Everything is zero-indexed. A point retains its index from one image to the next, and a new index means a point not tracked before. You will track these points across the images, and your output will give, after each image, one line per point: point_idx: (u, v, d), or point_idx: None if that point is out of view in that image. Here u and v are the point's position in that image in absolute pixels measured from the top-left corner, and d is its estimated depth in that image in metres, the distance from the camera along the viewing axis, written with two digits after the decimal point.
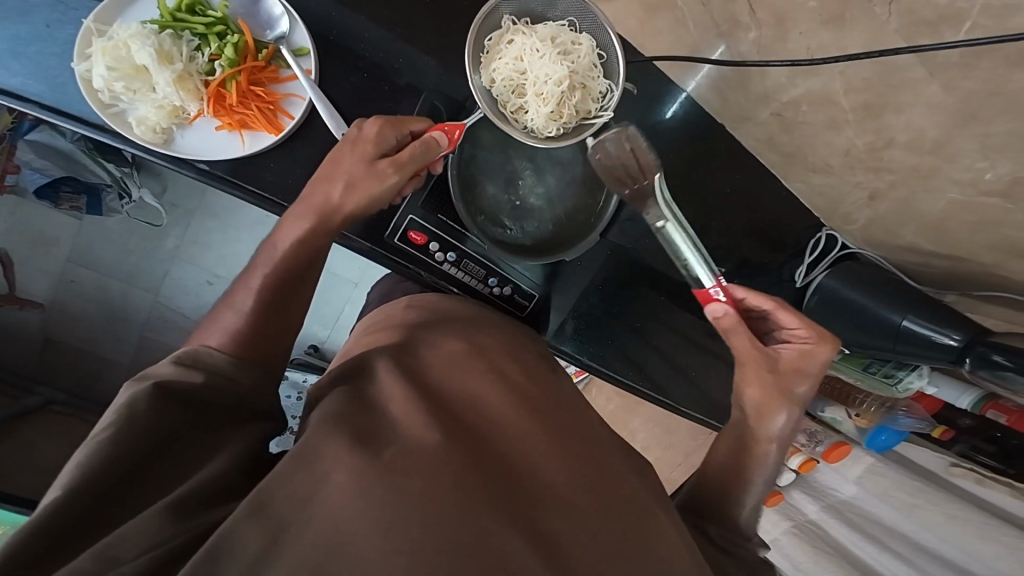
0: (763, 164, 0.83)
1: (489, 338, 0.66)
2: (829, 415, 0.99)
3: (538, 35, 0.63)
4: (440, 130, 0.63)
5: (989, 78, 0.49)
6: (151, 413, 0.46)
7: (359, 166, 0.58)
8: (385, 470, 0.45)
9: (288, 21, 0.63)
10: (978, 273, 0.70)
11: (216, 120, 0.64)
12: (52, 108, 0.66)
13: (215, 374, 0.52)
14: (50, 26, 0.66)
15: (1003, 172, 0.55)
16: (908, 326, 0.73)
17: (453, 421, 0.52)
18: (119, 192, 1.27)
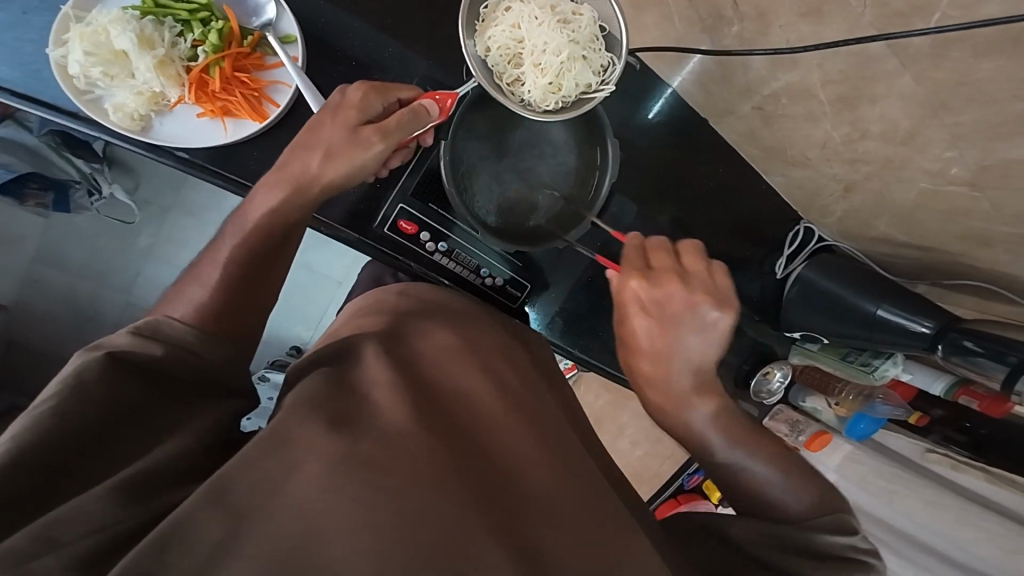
0: (746, 158, 0.86)
1: (482, 332, 0.66)
2: (810, 406, 1.02)
3: (536, 4, 0.63)
4: (431, 98, 0.63)
5: (957, 68, 0.51)
6: (102, 385, 0.44)
7: (341, 129, 0.58)
8: (359, 454, 0.44)
9: (274, 8, 0.62)
10: (946, 262, 0.73)
11: (198, 107, 0.62)
12: (23, 95, 0.64)
13: (177, 346, 0.50)
14: (27, 12, 0.65)
15: (969, 162, 0.57)
16: (882, 314, 0.76)
17: (437, 418, 0.51)
18: (88, 189, 1.23)
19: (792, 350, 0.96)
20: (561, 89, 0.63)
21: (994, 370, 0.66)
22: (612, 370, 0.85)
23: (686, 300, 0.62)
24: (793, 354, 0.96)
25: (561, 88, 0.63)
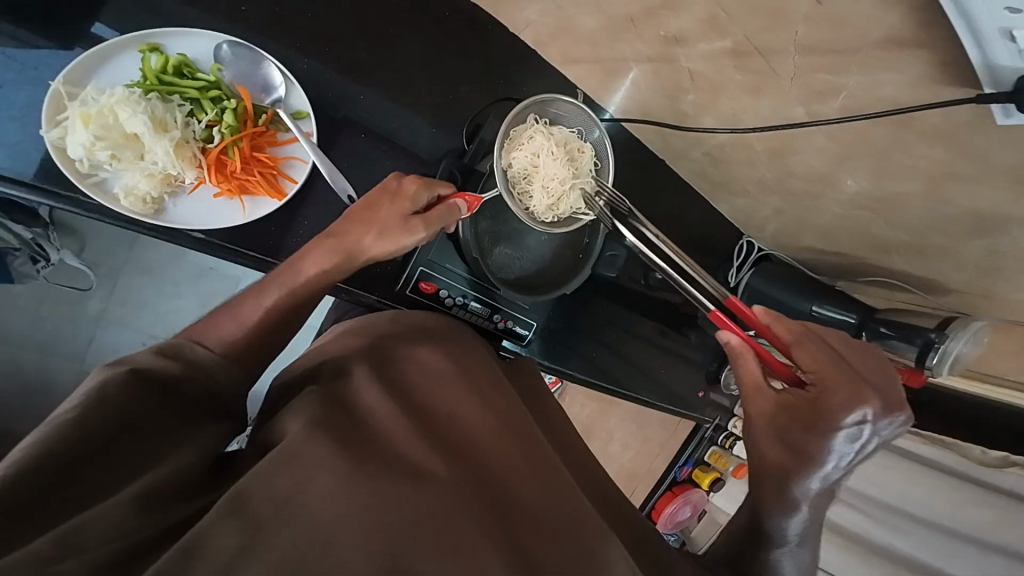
0: (697, 188, 1.03)
1: (476, 359, 0.67)
2: None
3: (555, 139, 0.73)
4: (465, 199, 0.68)
5: (856, 136, 0.62)
6: (120, 396, 0.44)
7: (396, 216, 0.61)
8: (365, 474, 0.45)
9: (285, 86, 0.66)
10: (856, 265, 0.91)
11: (215, 187, 0.65)
12: (9, 178, 0.61)
13: (195, 368, 0.52)
14: (4, 85, 0.61)
15: (867, 192, 0.73)
16: (818, 311, 0.93)
17: (437, 436, 0.53)
18: (30, 255, 1.13)
19: None
20: (559, 209, 0.74)
21: (908, 352, 0.83)
22: (601, 382, 1.03)
23: (843, 382, 0.55)
24: None
25: (559, 208, 0.74)
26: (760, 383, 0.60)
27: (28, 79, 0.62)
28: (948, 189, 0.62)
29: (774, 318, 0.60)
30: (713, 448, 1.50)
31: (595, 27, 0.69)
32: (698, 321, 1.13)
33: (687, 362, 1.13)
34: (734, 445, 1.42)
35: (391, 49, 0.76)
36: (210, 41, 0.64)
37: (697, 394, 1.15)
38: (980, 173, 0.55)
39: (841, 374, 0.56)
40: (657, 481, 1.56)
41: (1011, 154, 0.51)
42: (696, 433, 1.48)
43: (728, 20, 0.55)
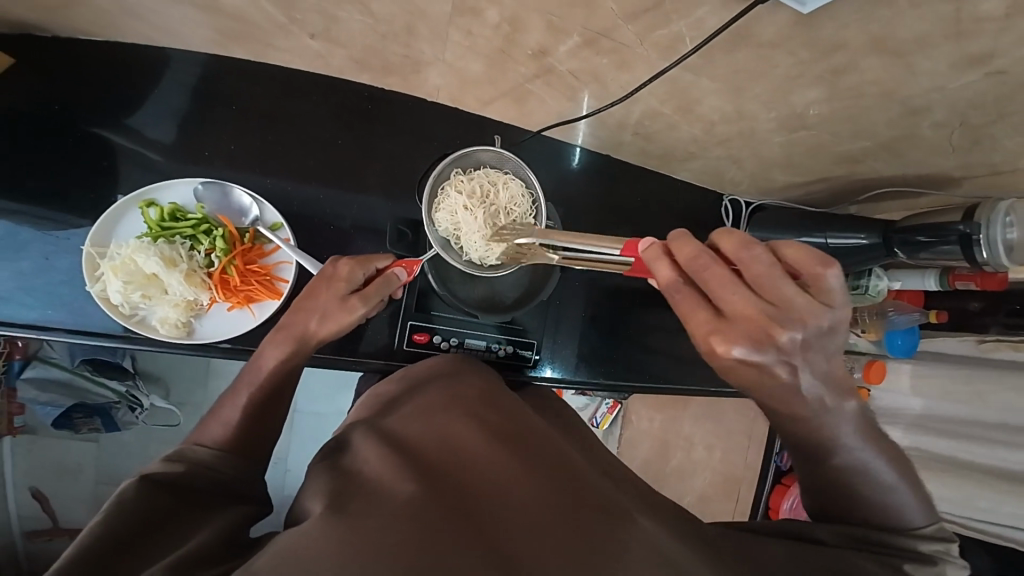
0: (652, 169, 1.07)
1: (463, 390, 0.78)
2: (845, 341, 1.20)
3: (471, 194, 0.85)
4: (400, 267, 0.83)
5: (730, 65, 0.62)
6: (140, 498, 0.53)
7: (333, 300, 0.76)
8: (345, 514, 0.54)
9: (258, 207, 0.82)
10: (850, 183, 0.93)
11: (226, 302, 0.79)
12: (77, 330, 0.77)
13: (196, 464, 0.60)
14: (48, 256, 0.77)
15: (785, 114, 0.73)
16: (832, 243, 0.95)
17: (422, 470, 0.61)
18: (128, 405, 1.32)
19: None
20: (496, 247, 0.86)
21: (954, 252, 0.81)
22: (623, 384, 1.06)
23: (702, 330, 0.51)
24: None
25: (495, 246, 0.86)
26: None
27: (66, 249, 0.78)
28: (848, 81, 0.62)
29: (667, 269, 0.55)
30: None
31: (481, 69, 0.77)
32: None
33: None
34: None
35: (335, 149, 0.89)
36: (191, 185, 0.80)
37: None
38: (856, 56, 0.56)
39: (699, 318, 0.52)
40: (763, 475, 1.37)
41: (861, 30, 0.52)
42: None
43: (561, 21, 0.62)
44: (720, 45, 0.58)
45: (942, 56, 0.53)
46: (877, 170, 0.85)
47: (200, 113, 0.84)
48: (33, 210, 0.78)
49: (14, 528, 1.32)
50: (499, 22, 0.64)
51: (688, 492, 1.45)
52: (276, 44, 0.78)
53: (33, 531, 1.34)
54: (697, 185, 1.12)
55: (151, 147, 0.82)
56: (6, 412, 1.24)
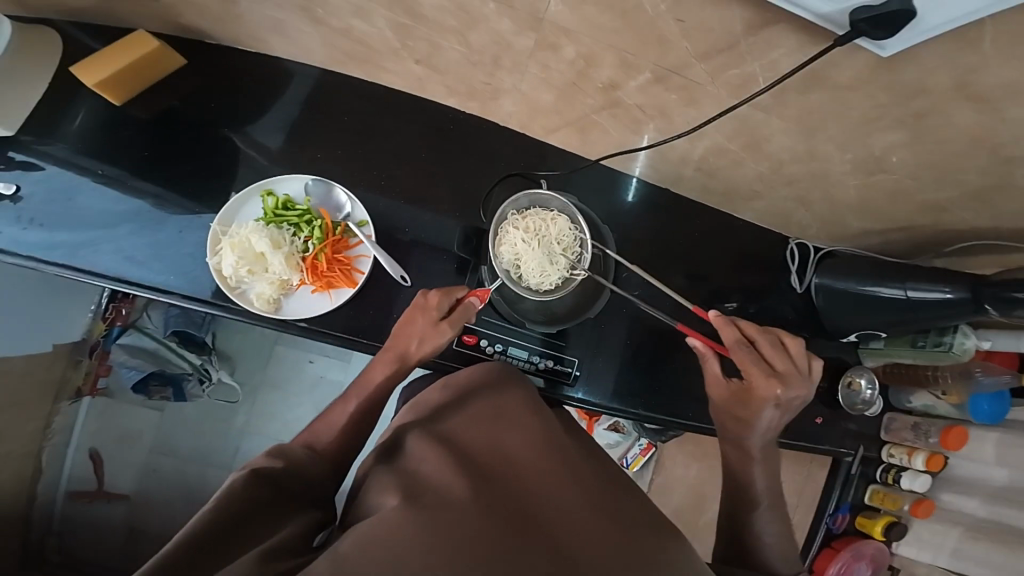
0: (713, 206, 1.08)
1: (511, 397, 0.80)
2: (920, 404, 1.10)
3: (525, 231, 0.91)
4: (475, 296, 0.88)
5: (801, 105, 0.65)
6: (248, 488, 0.62)
7: (428, 325, 0.84)
8: (415, 508, 0.59)
9: (351, 204, 0.92)
10: (932, 234, 0.89)
11: (311, 285, 0.89)
12: (188, 295, 0.89)
13: (289, 464, 0.70)
14: (182, 230, 0.91)
15: (857, 156, 0.73)
16: (910, 295, 0.90)
17: (479, 477, 0.66)
18: (199, 377, 1.48)
19: (863, 355, 1.12)
20: (551, 276, 0.92)
21: None
22: (665, 416, 1.03)
23: (763, 381, 0.77)
24: (866, 358, 1.11)
25: (551, 275, 0.92)
26: (718, 376, 0.83)
27: (197, 225, 0.92)
28: (930, 125, 0.62)
29: (729, 332, 0.79)
30: (872, 487, 1.18)
31: (553, 99, 0.85)
32: None
33: None
34: (901, 479, 1.12)
35: (417, 163, 0.99)
36: (302, 181, 0.92)
37: (816, 421, 1.11)
38: (937, 101, 0.57)
39: (760, 373, 0.77)
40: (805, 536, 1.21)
41: (938, 74, 0.53)
42: (835, 470, 1.17)
43: (636, 58, 0.68)
44: (788, 83, 0.61)
45: None
46: (961, 221, 0.81)
47: (307, 123, 0.97)
48: (162, 194, 0.92)
49: (61, 487, 1.45)
50: (576, 57, 0.72)
51: None
52: (385, 66, 0.90)
53: (77, 492, 1.46)
54: (760, 225, 1.11)
55: (263, 152, 0.95)
56: (95, 372, 1.44)
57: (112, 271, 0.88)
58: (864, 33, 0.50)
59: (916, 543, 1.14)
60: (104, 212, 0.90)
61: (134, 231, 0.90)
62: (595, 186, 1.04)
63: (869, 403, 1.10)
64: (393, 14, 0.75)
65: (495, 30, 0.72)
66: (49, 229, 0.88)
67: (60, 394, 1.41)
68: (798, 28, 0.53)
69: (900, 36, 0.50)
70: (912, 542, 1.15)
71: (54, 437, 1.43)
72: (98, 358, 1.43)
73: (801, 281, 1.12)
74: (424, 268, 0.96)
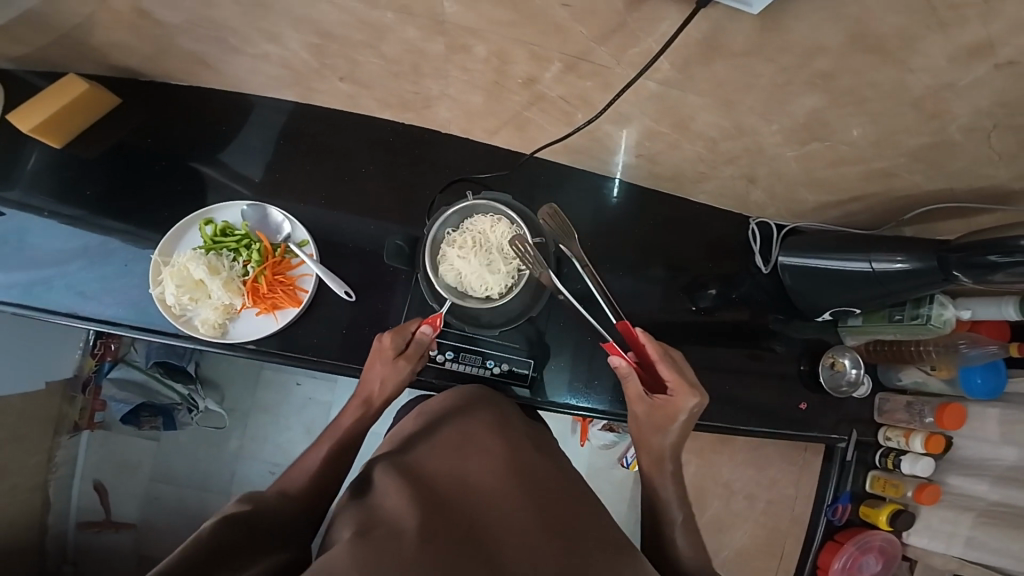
0: (667, 192, 1.05)
1: (478, 423, 0.78)
2: (911, 381, 1.04)
3: (459, 248, 0.91)
4: (427, 323, 0.88)
5: (707, 71, 0.63)
6: (216, 534, 0.59)
7: (383, 365, 0.86)
8: (367, 539, 0.57)
9: (290, 225, 0.93)
10: (893, 204, 0.84)
11: (255, 307, 0.89)
12: (137, 326, 0.90)
13: (258, 507, 0.68)
14: (129, 263, 0.93)
15: (786, 125, 0.71)
16: (874, 266, 0.84)
17: (442, 511, 0.63)
18: (188, 407, 1.50)
19: (845, 333, 1.06)
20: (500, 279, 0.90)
21: None
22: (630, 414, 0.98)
23: (679, 390, 0.81)
24: (848, 335, 1.06)
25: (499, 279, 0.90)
26: (640, 393, 0.84)
27: (141, 256, 0.93)
28: (844, 85, 0.60)
29: (649, 340, 0.83)
30: (873, 474, 1.10)
31: (480, 100, 0.84)
32: (761, 326, 1.06)
33: (764, 376, 1.05)
34: (901, 463, 1.04)
35: (359, 176, 0.98)
36: (239, 208, 0.93)
37: (798, 407, 1.06)
38: (837, 58, 0.55)
39: (684, 386, 0.81)
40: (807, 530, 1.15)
41: (829, 27, 0.51)
42: (830, 458, 1.11)
43: (541, 49, 0.67)
44: (683, 48, 0.60)
45: (936, 49, 0.51)
46: (915, 185, 0.77)
47: (245, 143, 0.98)
48: (105, 224, 0.94)
49: (71, 519, 1.48)
50: (488, 55, 0.71)
51: (723, 541, 1.29)
52: (315, 86, 0.90)
53: (87, 522, 1.49)
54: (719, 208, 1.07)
55: (207, 177, 0.97)
56: (90, 406, 1.48)
57: (66, 307, 0.90)
58: None
59: (926, 531, 1.07)
60: (54, 250, 0.92)
61: (87, 266, 0.92)
62: (542, 185, 1.02)
63: (855, 383, 1.04)
64: (304, 34, 0.75)
65: (404, 39, 0.72)
66: (4, 270, 0.91)
67: (59, 428, 1.43)
68: None
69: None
70: (920, 530, 1.07)
71: (59, 469, 1.45)
72: (92, 393, 1.46)
73: (767, 261, 1.07)
74: (370, 280, 0.96)
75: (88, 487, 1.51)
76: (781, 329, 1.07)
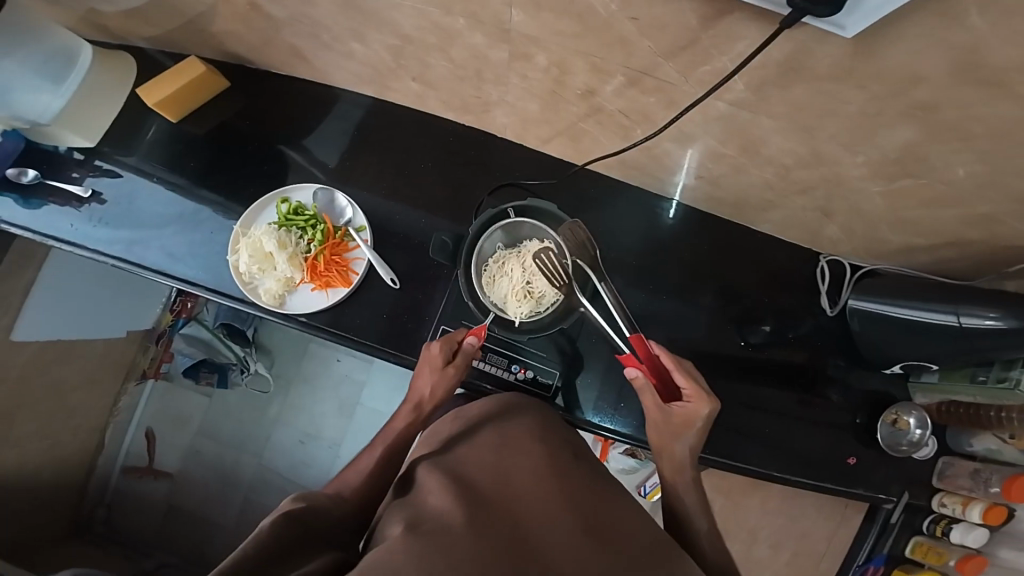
0: (726, 217, 1.01)
1: (519, 426, 0.78)
2: (983, 447, 0.92)
3: (503, 268, 0.94)
4: (473, 334, 0.90)
5: (784, 93, 0.61)
6: (275, 529, 0.61)
7: (433, 372, 0.88)
8: (421, 532, 0.57)
9: (351, 211, 0.99)
10: (992, 254, 0.76)
11: (311, 283, 0.96)
12: (212, 289, 0.99)
13: (312, 502, 0.69)
14: (213, 232, 1.03)
15: (867, 156, 0.66)
16: (963, 320, 0.75)
17: (484, 507, 0.62)
18: (240, 368, 1.62)
19: (913, 390, 0.97)
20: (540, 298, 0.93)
21: None
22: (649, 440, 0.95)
23: (693, 398, 0.80)
24: (918, 393, 0.96)
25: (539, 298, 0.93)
26: (658, 404, 0.82)
27: (222, 226, 1.03)
28: (945, 117, 0.55)
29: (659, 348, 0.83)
30: (915, 539, 1.00)
31: (539, 108, 0.85)
32: (818, 371, 0.98)
33: (815, 424, 0.97)
34: (951, 531, 0.94)
35: (416, 172, 1.03)
36: (310, 190, 1.00)
37: (848, 461, 0.96)
38: (940, 88, 0.52)
39: (700, 393, 0.80)
40: None
41: (926, 52, 0.48)
42: (871, 518, 1.02)
43: (607, 63, 0.68)
44: (758, 66, 0.58)
45: None
46: (1022, 234, 0.68)
47: (322, 133, 1.05)
48: (194, 192, 1.05)
49: (117, 463, 1.64)
50: (549, 65, 0.73)
51: None
52: (390, 85, 0.96)
53: (131, 467, 1.65)
54: (782, 239, 1.01)
55: (285, 161, 1.05)
56: (160, 357, 1.63)
57: (156, 265, 1.01)
58: (806, 11, 0.47)
59: None
60: (153, 214, 1.04)
61: (178, 230, 1.03)
62: (594, 199, 1.02)
63: (915, 444, 0.94)
64: (385, 37, 0.81)
65: (471, 45, 0.75)
66: (111, 227, 1.04)
67: (131, 373, 1.61)
68: (755, 15, 0.51)
69: (854, 14, 0.47)
70: None
71: (120, 415, 1.63)
72: (163, 346, 1.61)
73: (834, 303, 0.99)
74: (415, 272, 0.99)
75: (141, 433, 1.67)
76: (839, 376, 0.98)
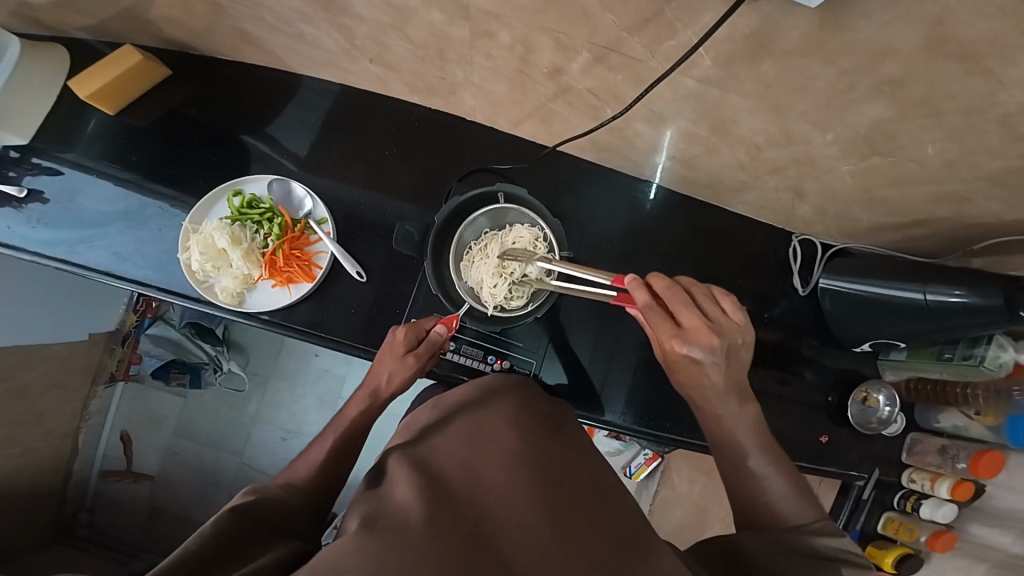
0: (702, 199, 0.99)
1: (493, 413, 0.76)
2: (950, 424, 0.94)
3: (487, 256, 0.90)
4: (441, 323, 0.89)
5: (751, 69, 0.58)
6: (223, 522, 0.58)
7: (393, 359, 0.86)
8: (377, 530, 0.55)
9: (310, 202, 0.94)
10: (958, 232, 0.76)
11: (271, 279, 0.92)
12: (167, 290, 0.94)
13: (267, 497, 0.67)
14: (163, 229, 0.97)
15: (837, 134, 0.65)
16: (929, 296, 0.76)
17: (449, 502, 0.60)
18: (213, 367, 1.56)
19: (883, 367, 0.98)
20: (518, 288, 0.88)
21: None
22: (623, 422, 0.95)
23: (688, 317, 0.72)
24: (887, 369, 0.97)
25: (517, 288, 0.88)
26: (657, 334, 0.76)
27: (174, 222, 0.97)
28: (914, 94, 0.53)
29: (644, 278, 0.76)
30: (887, 515, 1.02)
31: (505, 89, 0.81)
32: (791, 350, 0.99)
33: (788, 403, 0.98)
34: (921, 507, 0.96)
35: (383, 160, 0.98)
36: (266, 181, 0.95)
37: (820, 439, 0.98)
38: (910, 64, 0.50)
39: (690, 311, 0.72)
40: None
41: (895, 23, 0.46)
42: (843, 495, 1.04)
43: (572, 40, 0.64)
44: (726, 41, 0.55)
45: None
46: (988, 212, 0.68)
47: (278, 119, 0.99)
48: (142, 188, 0.98)
49: (95, 467, 1.60)
50: (512, 42, 0.69)
51: None
52: (347, 67, 0.91)
53: (109, 470, 1.60)
54: (758, 221, 1.00)
55: (240, 151, 0.99)
56: (127, 360, 1.56)
57: (106, 266, 0.95)
58: None
59: None
60: (98, 211, 0.97)
61: (127, 228, 0.97)
62: (567, 182, 0.99)
63: (884, 421, 0.96)
64: (337, 17, 0.75)
65: (429, 22, 0.70)
66: (53, 228, 0.97)
67: (97, 378, 1.54)
68: None
69: None
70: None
71: (91, 418, 1.57)
72: (129, 347, 1.54)
73: (807, 282, 0.99)
74: (384, 265, 0.95)
75: (116, 437, 1.62)
76: (812, 355, 0.99)
